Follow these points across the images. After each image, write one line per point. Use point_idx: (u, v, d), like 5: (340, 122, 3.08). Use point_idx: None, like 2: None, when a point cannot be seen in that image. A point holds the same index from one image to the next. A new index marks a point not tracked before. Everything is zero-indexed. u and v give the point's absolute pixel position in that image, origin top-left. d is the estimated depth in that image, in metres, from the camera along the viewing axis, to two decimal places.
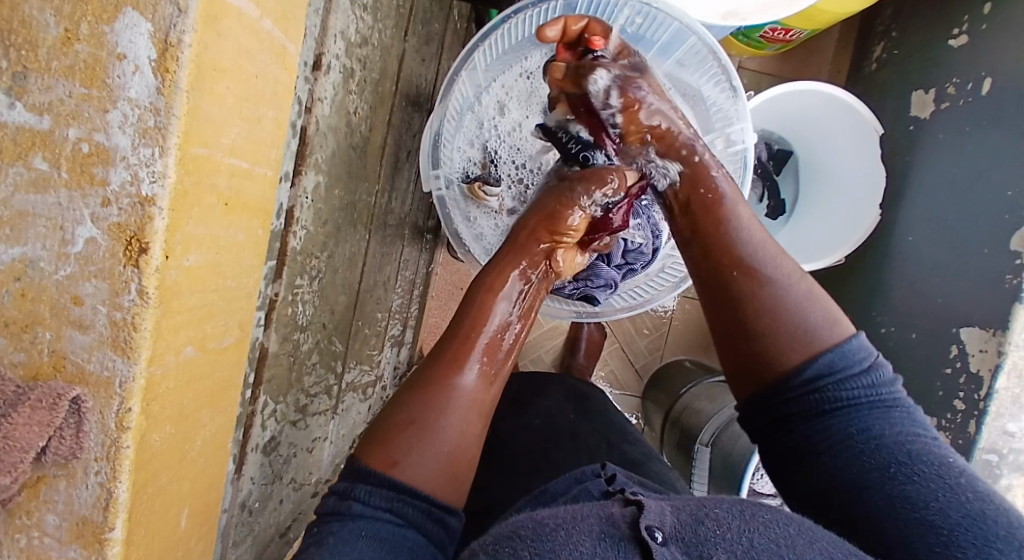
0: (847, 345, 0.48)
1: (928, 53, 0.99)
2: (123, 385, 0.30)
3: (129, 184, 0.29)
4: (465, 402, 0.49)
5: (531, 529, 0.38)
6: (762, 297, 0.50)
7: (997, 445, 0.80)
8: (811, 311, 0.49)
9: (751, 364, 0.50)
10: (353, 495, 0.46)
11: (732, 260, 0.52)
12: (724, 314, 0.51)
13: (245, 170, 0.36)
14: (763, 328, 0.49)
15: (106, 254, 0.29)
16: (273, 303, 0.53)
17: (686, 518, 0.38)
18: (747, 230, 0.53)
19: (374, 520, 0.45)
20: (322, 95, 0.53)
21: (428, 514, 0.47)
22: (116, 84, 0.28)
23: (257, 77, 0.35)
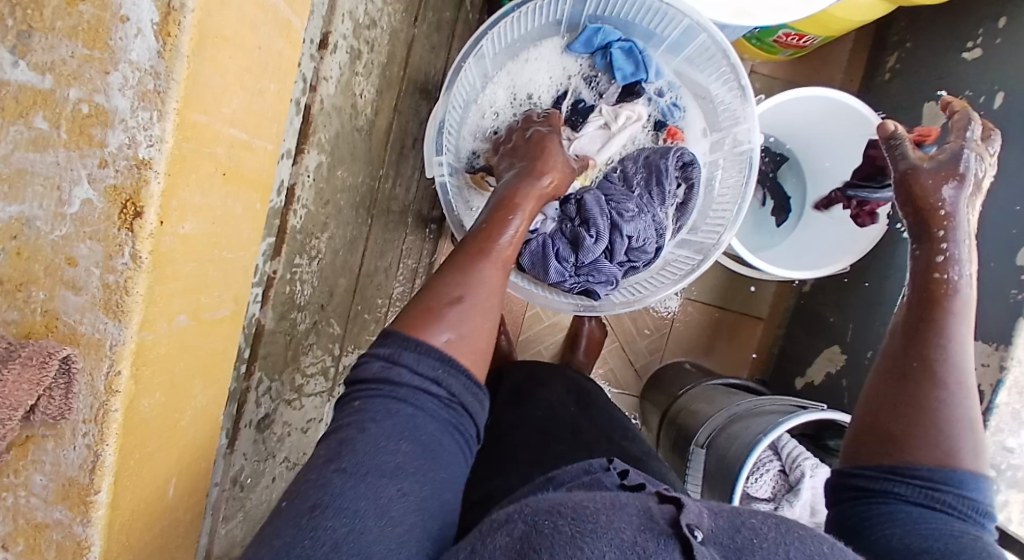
0: (979, 482, 0.41)
1: (941, 64, 0.99)
2: (114, 347, 0.30)
3: (127, 147, 0.29)
4: (491, 263, 0.51)
5: (572, 507, 0.38)
6: (944, 390, 0.43)
7: (995, 459, 0.80)
8: (966, 432, 0.42)
9: (883, 431, 0.44)
10: (399, 362, 0.43)
11: (931, 347, 0.45)
12: (894, 381, 0.45)
13: (245, 141, 0.36)
14: (927, 413, 0.43)
15: (101, 217, 0.29)
16: (271, 280, 0.53)
17: (724, 523, 0.38)
18: (962, 345, 0.45)
19: (417, 396, 0.43)
20: (327, 74, 0.52)
21: (467, 388, 0.45)
22: (117, 46, 0.28)
23: (259, 48, 0.35)
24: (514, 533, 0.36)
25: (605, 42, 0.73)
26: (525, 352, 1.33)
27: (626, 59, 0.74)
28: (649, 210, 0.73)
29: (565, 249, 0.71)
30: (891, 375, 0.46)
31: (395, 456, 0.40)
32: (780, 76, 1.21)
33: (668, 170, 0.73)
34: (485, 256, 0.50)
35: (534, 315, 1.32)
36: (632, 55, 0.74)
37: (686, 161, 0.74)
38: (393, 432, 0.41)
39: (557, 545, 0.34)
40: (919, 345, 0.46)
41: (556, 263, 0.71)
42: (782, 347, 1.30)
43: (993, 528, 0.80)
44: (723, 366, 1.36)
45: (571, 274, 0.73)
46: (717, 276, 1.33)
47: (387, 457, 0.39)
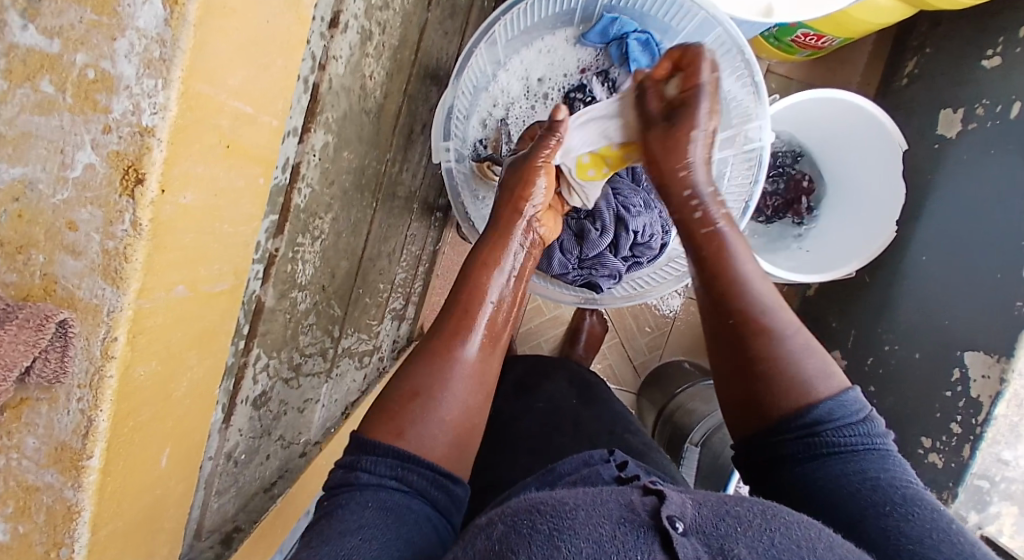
0: (844, 396, 0.50)
1: (959, 70, 0.98)
2: (111, 313, 0.30)
3: (130, 114, 0.29)
4: (465, 373, 0.54)
5: (550, 505, 0.40)
6: (771, 341, 0.52)
7: (989, 471, 0.79)
8: (809, 360, 0.51)
9: (753, 406, 0.52)
10: (359, 467, 0.49)
11: (737, 303, 0.54)
12: (731, 354, 0.53)
13: (248, 115, 0.36)
14: (775, 370, 0.51)
15: (103, 182, 0.29)
16: (273, 257, 0.54)
17: (707, 512, 0.40)
18: (753, 283, 0.55)
19: (376, 488, 0.47)
20: (337, 53, 0.53)
21: (433, 481, 0.50)
22: (125, 13, 0.28)
23: (267, 22, 0.35)
24: (493, 536, 0.39)
25: (620, 32, 0.73)
26: (525, 344, 1.33)
27: (642, 51, 0.73)
28: (657, 206, 0.75)
29: (570, 240, 0.74)
30: (732, 353, 0.53)
31: (360, 520, 0.45)
32: (796, 76, 1.20)
33: None
34: (457, 340, 0.55)
35: (536, 307, 1.32)
36: (648, 47, 0.73)
37: None
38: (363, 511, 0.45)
39: (535, 543, 0.36)
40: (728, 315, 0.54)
41: (560, 254, 0.73)
42: None
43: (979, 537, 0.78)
44: None
45: (574, 267, 0.75)
46: None
47: (352, 522, 0.44)
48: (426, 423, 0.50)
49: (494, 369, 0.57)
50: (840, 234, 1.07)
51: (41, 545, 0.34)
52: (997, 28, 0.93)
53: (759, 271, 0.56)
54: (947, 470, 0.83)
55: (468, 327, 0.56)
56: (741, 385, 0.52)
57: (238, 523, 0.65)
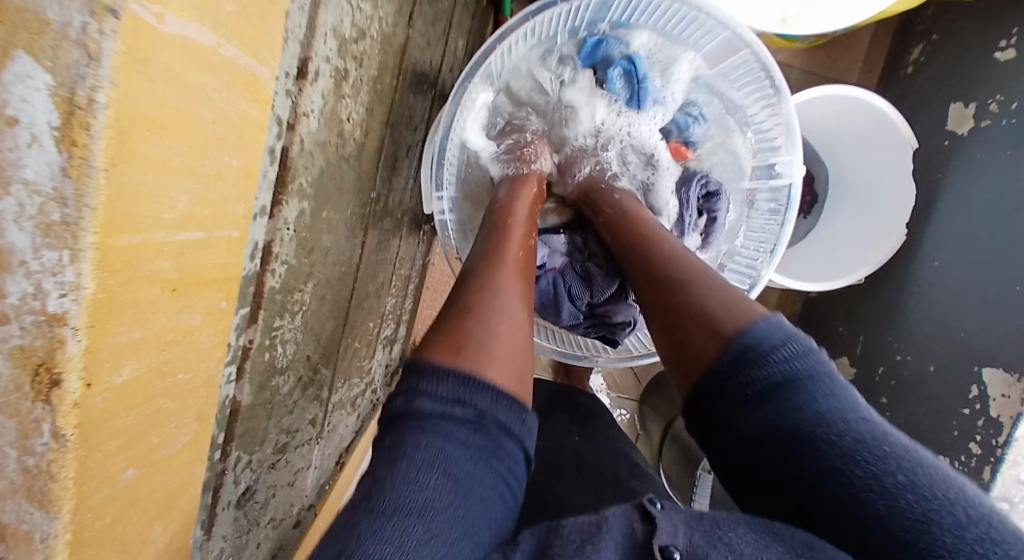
0: (773, 319, 0.44)
1: (972, 58, 0.92)
2: (44, 540, 0.24)
3: (31, 298, 0.21)
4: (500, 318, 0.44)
5: (561, 545, 0.35)
6: (692, 285, 0.48)
7: (1010, 493, 0.79)
8: (731, 293, 0.47)
9: (687, 354, 0.45)
10: (420, 390, 0.39)
11: (662, 260, 0.52)
12: (657, 310, 0.49)
13: (201, 240, 0.28)
14: (704, 305, 0.46)
15: (9, 386, 0.21)
16: (247, 350, 0.46)
17: (702, 539, 0.34)
18: (672, 246, 0.53)
19: (443, 430, 0.37)
20: (307, 109, 0.44)
21: (498, 402, 0.39)
22: (5, 160, 0.19)
23: (215, 119, 0.27)
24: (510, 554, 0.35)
25: (609, 55, 0.65)
26: None
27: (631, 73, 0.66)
28: None
29: (577, 287, 0.68)
30: (654, 312, 0.50)
31: (426, 490, 0.35)
32: (797, 64, 1.15)
33: (689, 202, 0.68)
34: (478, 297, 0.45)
35: None
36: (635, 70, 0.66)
37: (710, 190, 0.69)
38: (422, 466, 0.36)
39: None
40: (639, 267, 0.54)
41: (570, 304, 0.69)
42: None
43: None
44: None
45: (585, 316, 0.70)
46: None
47: (415, 490, 0.35)
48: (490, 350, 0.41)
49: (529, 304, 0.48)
50: (848, 240, 1.01)
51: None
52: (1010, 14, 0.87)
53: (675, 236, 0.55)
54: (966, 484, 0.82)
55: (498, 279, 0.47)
56: (662, 317, 0.49)
57: None
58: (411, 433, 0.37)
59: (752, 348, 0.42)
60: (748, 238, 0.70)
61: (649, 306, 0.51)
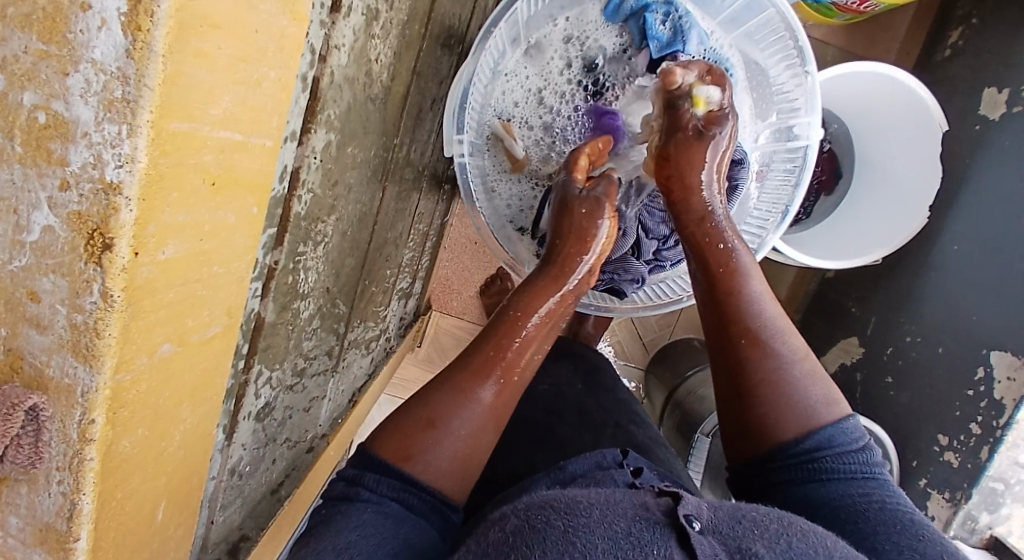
0: (845, 424, 0.51)
1: (1009, 48, 0.91)
2: (85, 394, 0.26)
3: (92, 166, 0.24)
4: (479, 414, 0.50)
5: (564, 503, 0.41)
6: (773, 358, 0.52)
7: (1005, 474, 0.82)
8: (813, 389, 0.52)
9: (752, 429, 0.52)
10: (361, 483, 0.48)
11: (744, 320, 0.54)
12: (728, 371, 0.54)
13: (239, 142, 0.31)
14: (786, 391, 0.51)
15: (65, 247, 0.25)
16: (272, 271, 0.49)
17: (723, 515, 0.41)
18: (761, 303, 0.55)
19: (378, 504, 0.46)
20: (339, 41, 0.46)
21: (430, 506, 0.48)
22: (77, 41, 0.23)
23: (257, 31, 0.29)
24: (507, 529, 0.41)
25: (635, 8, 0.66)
26: None
27: (661, 26, 0.65)
28: None
29: None
30: (725, 369, 0.54)
31: (355, 530, 0.44)
32: (834, 43, 1.14)
33: None
34: (479, 379, 0.50)
35: None
36: (669, 21, 0.66)
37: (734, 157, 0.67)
38: (359, 525, 0.44)
39: (549, 539, 0.37)
40: (738, 321, 0.54)
41: None
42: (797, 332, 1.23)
43: (987, 536, 0.84)
44: None
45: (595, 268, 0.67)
46: None
47: (347, 530, 0.44)
48: (443, 447, 0.48)
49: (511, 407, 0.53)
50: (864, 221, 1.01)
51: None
52: None
53: (770, 292, 0.56)
54: (962, 470, 0.85)
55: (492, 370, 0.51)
56: (731, 384, 0.54)
57: (245, 531, 0.64)
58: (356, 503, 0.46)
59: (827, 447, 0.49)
60: (761, 200, 0.71)
61: (718, 362, 0.55)
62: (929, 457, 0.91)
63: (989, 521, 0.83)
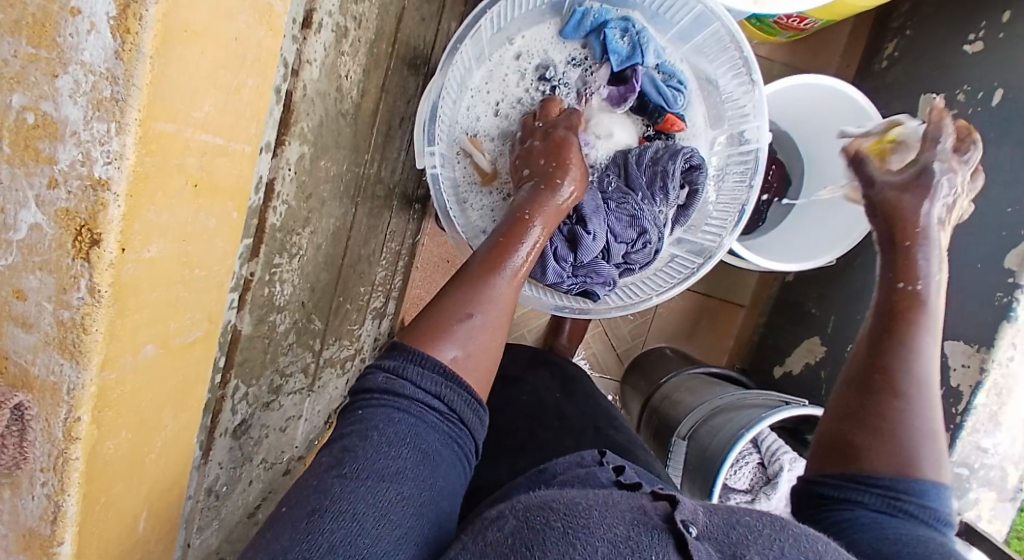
0: (943, 492, 0.43)
1: (943, 55, 0.99)
2: (72, 392, 0.26)
3: (80, 163, 0.24)
4: (499, 299, 0.49)
5: (563, 504, 0.40)
6: (906, 395, 0.47)
7: (969, 459, 0.86)
8: (930, 445, 0.45)
9: (842, 443, 0.46)
10: (403, 375, 0.43)
11: (897, 356, 0.49)
12: (852, 385, 0.50)
13: (220, 146, 0.32)
14: (904, 426, 0.45)
15: (52, 245, 0.25)
16: (248, 283, 0.49)
17: (717, 520, 0.40)
18: (925, 355, 0.49)
19: (418, 409, 0.42)
20: (311, 57, 0.48)
21: (468, 404, 0.44)
22: (67, 44, 0.24)
23: (237, 40, 0.31)
24: (505, 530, 0.38)
25: (593, 25, 0.70)
26: (509, 335, 1.29)
27: (621, 40, 0.69)
28: (643, 215, 0.69)
29: (563, 248, 0.67)
30: (850, 386, 0.50)
31: (395, 455, 0.40)
32: (779, 58, 1.21)
33: (675, 173, 0.69)
34: (500, 264, 0.50)
35: None
36: (627, 36, 0.70)
37: (692, 163, 0.70)
38: (395, 444, 0.40)
39: (549, 541, 0.35)
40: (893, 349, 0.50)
41: (555, 263, 0.67)
42: (762, 335, 1.30)
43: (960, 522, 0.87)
44: (705, 350, 1.37)
45: (568, 275, 0.69)
46: None
47: (386, 457, 0.39)
48: (476, 336, 0.46)
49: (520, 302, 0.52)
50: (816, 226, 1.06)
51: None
52: (979, 14, 0.93)
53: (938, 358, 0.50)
54: None
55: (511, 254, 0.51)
56: (848, 398, 0.49)
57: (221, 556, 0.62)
58: (390, 409, 0.42)
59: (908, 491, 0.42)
60: (720, 200, 0.75)
61: (847, 377, 0.51)
62: None
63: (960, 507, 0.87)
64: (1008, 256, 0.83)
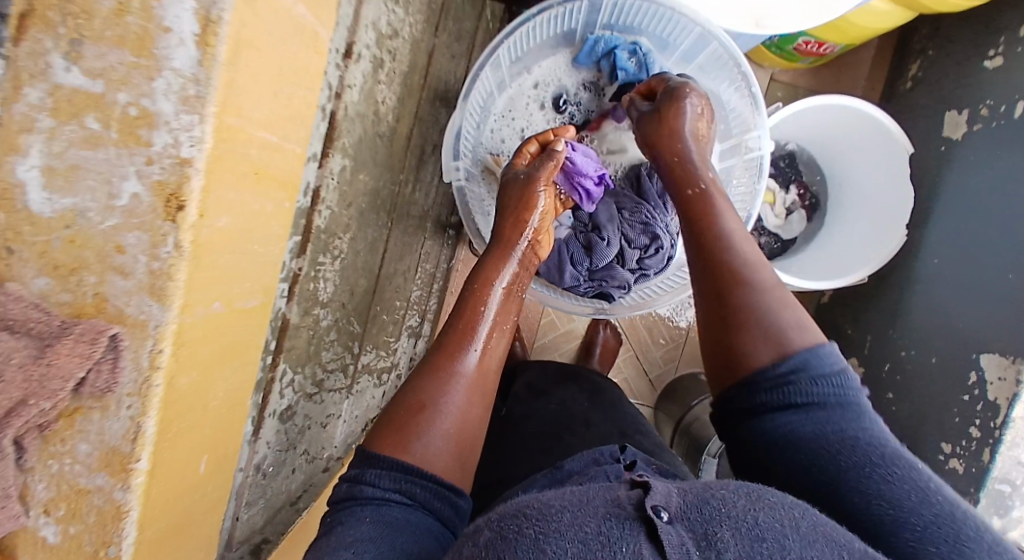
0: (821, 349, 0.52)
1: (962, 67, 1.02)
2: (157, 327, 0.33)
3: (171, 147, 0.32)
4: (463, 383, 0.57)
5: (536, 509, 0.40)
6: (748, 293, 0.55)
7: (1010, 475, 0.82)
8: (785, 315, 0.54)
9: (731, 360, 0.54)
10: (363, 481, 0.51)
11: (724, 261, 0.57)
12: (710, 315, 0.57)
13: (275, 144, 0.40)
14: (763, 319, 0.53)
15: (148, 209, 0.32)
16: (296, 277, 0.57)
17: (692, 498, 0.40)
18: (739, 247, 0.58)
19: (381, 501, 0.50)
20: (351, 82, 0.56)
21: (435, 494, 0.52)
22: (161, 55, 0.31)
23: (290, 60, 0.39)
24: (479, 544, 0.39)
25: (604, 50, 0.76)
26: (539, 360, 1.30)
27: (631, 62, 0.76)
28: (654, 222, 0.73)
29: (579, 254, 0.73)
30: (710, 312, 0.57)
31: (356, 533, 0.47)
32: (802, 84, 1.24)
33: None
34: (458, 354, 0.58)
35: (551, 321, 1.30)
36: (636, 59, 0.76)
37: None
38: (356, 531, 0.47)
39: (521, 549, 0.36)
40: (707, 251, 0.58)
41: (570, 267, 0.73)
42: None
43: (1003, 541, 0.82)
44: None
45: (584, 278, 0.74)
46: None
47: (349, 535, 0.47)
48: (444, 422, 0.54)
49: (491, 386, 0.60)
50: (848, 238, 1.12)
51: (90, 547, 0.36)
52: (998, 30, 0.96)
53: (750, 238, 0.59)
54: (969, 475, 0.86)
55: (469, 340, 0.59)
56: (713, 326, 0.56)
57: (267, 535, 0.67)
58: (354, 513, 0.49)
59: (795, 365, 0.51)
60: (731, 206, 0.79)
61: (701, 309, 0.59)
62: (936, 466, 0.92)
63: (1002, 526, 0.82)
64: None
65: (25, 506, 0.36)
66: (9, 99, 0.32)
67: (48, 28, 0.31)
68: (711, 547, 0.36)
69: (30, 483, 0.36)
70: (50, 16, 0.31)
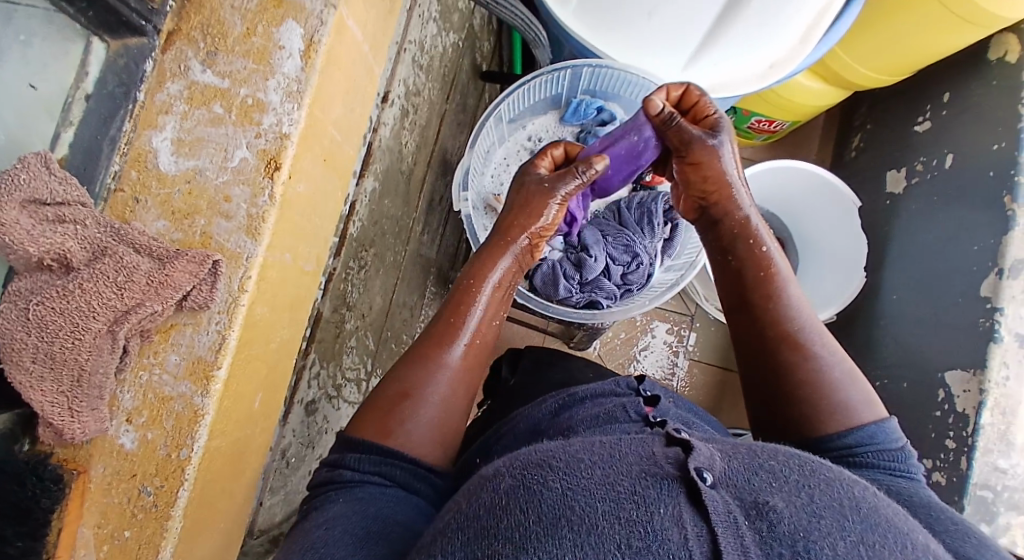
0: (884, 425, 0.54)
1: (900, 135, 1.20)
2: (248, 258, 0.43)
3: (275, 126, 0.43)
4: (450, 373, 0.58)
5: (563, 461, 0.38)
6: (812, 358, 0.57)
7: (989, 481, 0.87)
8: (851, 388, 0.56)
9: (797, 423, 0.56)
10: (343, 466, 0.51)
11: (782, 325, 0.60)
12: (772, 371, 0.59)
13: (339, 142, 0.51)
14: (834, 392, 0.55)
15: (252, 169, 0.43)
16: (332, 274, 0.66)
17: (739, 466, 0.38)
18: (799, 312, 0.61)
19: (359, 483, 0.49)
20: (385, 121, 0.70)
21: (412, 474, 0.51)
22: (275, 63, 0.44)
23: (355, 84, 0.52)
24: (499, 491, 0.36)
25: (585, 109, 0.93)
26: None
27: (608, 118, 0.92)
28: (635, 243, 0.85)
29: (570, 269, 0.85)
30: (770, 368, 0.59)
31: (331, 510, 0.47)
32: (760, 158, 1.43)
33: (658, 211, 0.87)
34: (443, 345, 0.59)
35: None
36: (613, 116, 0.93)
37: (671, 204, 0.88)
38: (332, 508, 0.47)
39: (545, 503, 0.34)
40: (769, 314, 0.61)
41: (563, 280, 0.84)
42: None
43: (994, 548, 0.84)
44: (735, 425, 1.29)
45: (576, 290, 0.85)
46: (715, 335, 1.31)
47: (325, 514, 0.46)
48: (421, 412, 0.54)
49: (477, 374, 0.61)
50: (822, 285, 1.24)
51: (164, 450, 0.41)
52: (922, 100, 1.15)
53: (805, 301, 0.62)
54: (951, 485, 0.90)
55: (456, 334, 0.60)
56: (775, 383, 0.58)
57: (283, 530, 0.71)
58: (332, 494, 0.49)
59: (864, 442, 0.52)
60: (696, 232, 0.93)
61: (761, 365, 0.60)
62: None
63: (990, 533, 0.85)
64: (981, 289, 0.95)
65: (111, 414, 0.41)
66: (154, 90, 0.44)
67: (192, 43, 0.44)
68: (761, 515, 0.33)
69: (118, 393, 0.42)
70: (195, 36, 0.44)
